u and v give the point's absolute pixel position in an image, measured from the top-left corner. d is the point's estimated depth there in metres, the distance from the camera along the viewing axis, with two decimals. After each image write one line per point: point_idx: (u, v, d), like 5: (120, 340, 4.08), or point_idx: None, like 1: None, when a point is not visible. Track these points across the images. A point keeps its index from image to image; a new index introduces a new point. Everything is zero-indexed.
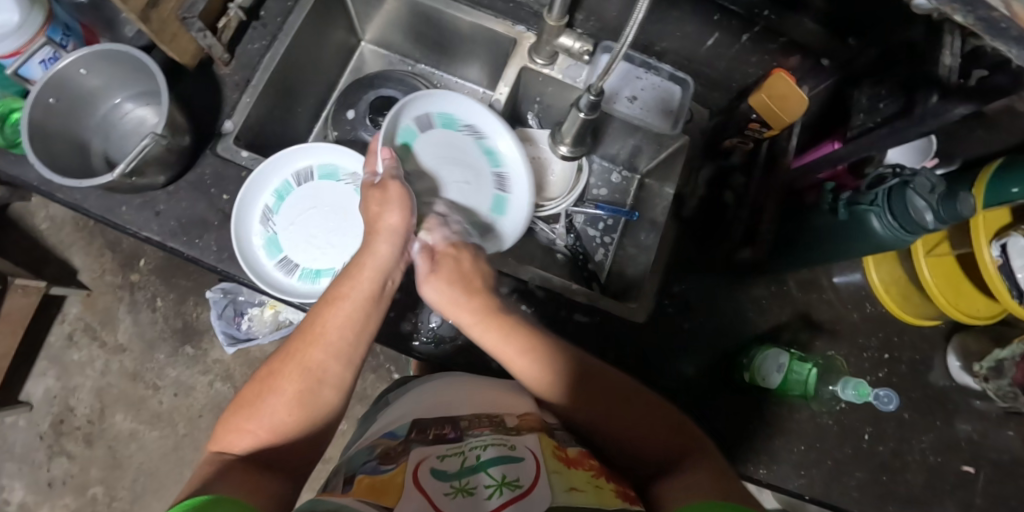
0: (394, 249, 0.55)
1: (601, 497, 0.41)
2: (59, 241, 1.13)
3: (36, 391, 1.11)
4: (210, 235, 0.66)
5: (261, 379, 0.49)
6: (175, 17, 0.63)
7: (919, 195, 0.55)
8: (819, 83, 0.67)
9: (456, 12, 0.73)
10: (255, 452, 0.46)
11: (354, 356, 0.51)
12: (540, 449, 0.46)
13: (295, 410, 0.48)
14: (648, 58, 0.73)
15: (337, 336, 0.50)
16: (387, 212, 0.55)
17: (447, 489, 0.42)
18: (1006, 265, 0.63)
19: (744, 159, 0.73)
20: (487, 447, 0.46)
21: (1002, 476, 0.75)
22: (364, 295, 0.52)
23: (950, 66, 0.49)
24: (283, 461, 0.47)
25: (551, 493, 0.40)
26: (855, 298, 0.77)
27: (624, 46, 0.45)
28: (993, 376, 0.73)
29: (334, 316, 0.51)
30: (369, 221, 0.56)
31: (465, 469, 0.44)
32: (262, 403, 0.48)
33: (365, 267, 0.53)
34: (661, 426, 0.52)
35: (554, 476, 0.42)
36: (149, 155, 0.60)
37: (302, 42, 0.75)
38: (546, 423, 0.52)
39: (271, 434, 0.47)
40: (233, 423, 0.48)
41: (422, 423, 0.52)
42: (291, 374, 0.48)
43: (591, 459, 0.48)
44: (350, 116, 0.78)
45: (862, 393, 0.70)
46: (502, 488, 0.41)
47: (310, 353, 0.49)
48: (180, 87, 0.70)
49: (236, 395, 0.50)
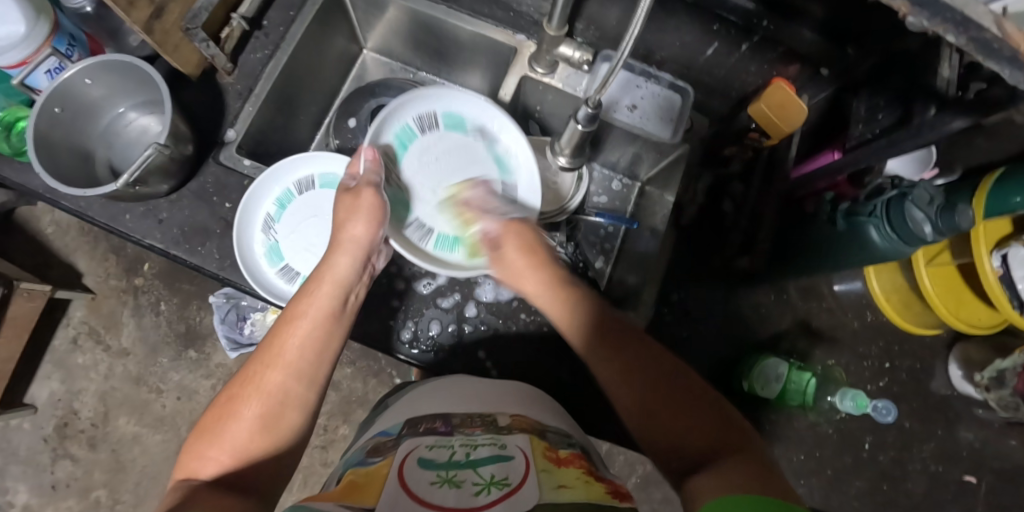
0: (353, 263, 0.58)
1: (590, 492, 0.41)
2: (65, 245, 1.14)
3: (41, 395, 1.12)
4: (212, 242, 0.67)
5: (223, 403, 0.49)
6: (178, 28, 0.63)
7: (916, 207, 0.55)
8: (818, 93, 0.67)
9: (456, 21, 0.74)
10: (220, 477, 0.45)
11: (314, 375, 0.51)
12: (530, 448, 0.46)
13: (260, 432, 0.48)
14: (648, 67, 0.72)
15: (296, 355, 0.51)
16: (353, 223, 0.59)
17: (433, 478, 0.42)
18: (1006, 275, 0.63)
19: (742, 168, 0.73)
20: (478, 447, 0.46)
21: (1004, 485, 0.74)
22: (323, 311, 0.54)
23: (949, 79, 0.48)
24: (250, 483, 0.46)
25: (538, 490, 0.40)
26: (856, 306, 0.77)
27: (622, 57, 0.45)
28: (994, 386, 0.72)
29: (294, 335, 0.52)
30: (335, 228, 0.59)
31: (454, 463, 0.44)
32: (224, 427, 0.47)
33: (323, 282, 0.56)
34: (700, 412, 0.46)
35: (542, 474, 0.42)
36: (152, 165, 0.61)
37: (304, 50, 0.75)
38: (539, 424, 0.52)
39: (236, 458, 0.46)
40: (196, 450, 0.47)
41: (413, 419, 0.53)
42: (251, 398, 0.48)
43: (582, 459, 0.48)
44: (351, 124, 0.78)
45: (860, 404, 0.70)
46: (490, 487, 0.41)
47: (268, 374, 0.50)
48: (184, 97, 0.71)
49: (197, 421, 0.49)
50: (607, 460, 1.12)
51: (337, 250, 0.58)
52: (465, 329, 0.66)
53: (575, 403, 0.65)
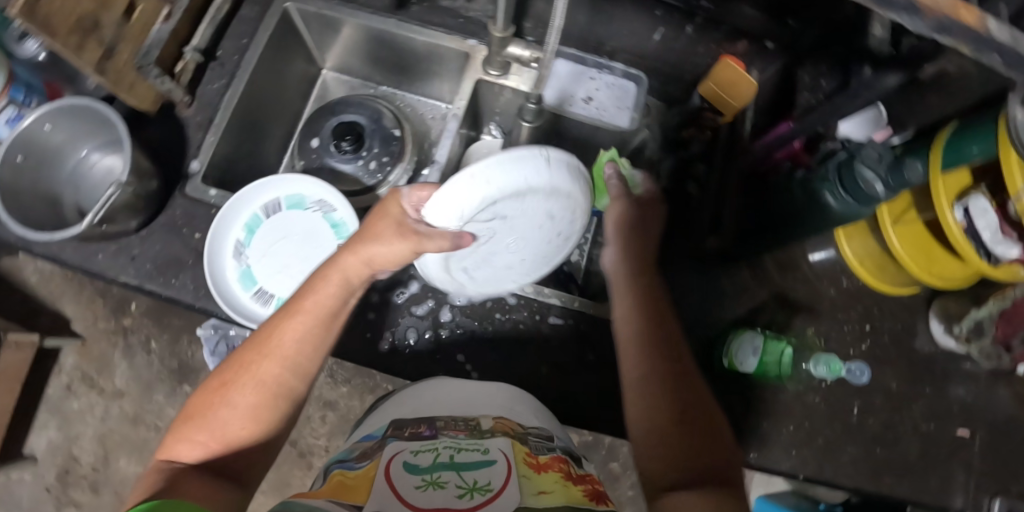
0: (364, 269, 0.54)
1: (569, 497, 0.42)
2: (49, 292, 1.15)
3: (40, 444, 1.12)
4: (186, 274, 0.68)
5: (208, 389, 0.50)
6: (130, 66, 0.65)
7: (866, 167, 0.53)
8: (766, 65, 0.70)
9: (408, 32, 0.75)
10: (205, 461, 0.47)
11: (309, 367, 0.52)
12: (511, 451, 0.47)
13: (248, 422, 0.49)
14: (600, 58, 0.74)
15: (294, 350, 0.51)
16: (380, 223, 0.54)
17: (416, 483, 0.43)
18: (970, 225, 0.64)
19: (703, 149, 0.73)
20: (461, 450, 0.47)
21: (997, 437, 0.75)
22: (322, 310, 0.52)
23: (879, 36, 0.53)
24: (233, 467, 0.48)
25: (520, 494, 0.41)
26: (831, 273, 0.78)
27: (553, 43, 0.50)
28: (974, 337, 0.74)
29: (291, 328, 0.51)
30: (364, 225, 0.55)
31: (438, 465, 0.45)
32: (212, 412, 0.48)
33: (328, 277, 0.53)
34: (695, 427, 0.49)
35: (524, 480, 0.43)
36: (117, 203, 0.62)
37: (261, 76, 0.76)
38: (521, 428, 0.53)
39: (222, 445, 0.48)
40: (183, 432, 0.48)
41: (398, 422, 0.53)
42: (241, 388, 0.49)
43: (562, 463, 0.48)
44: (315, 144, 0.78)
45: (834, 369, 0.70)
46: (472, 492, 0.42)
47: (263, 364, 0.50)
48: (145, 134, 0.72)
49: (187, 403, 0.51)
50: (611, 454, 1.13)
51: (360, 244, 0.54)
52: (443, 334, 0.66)
53: (558, 396, 0.65)
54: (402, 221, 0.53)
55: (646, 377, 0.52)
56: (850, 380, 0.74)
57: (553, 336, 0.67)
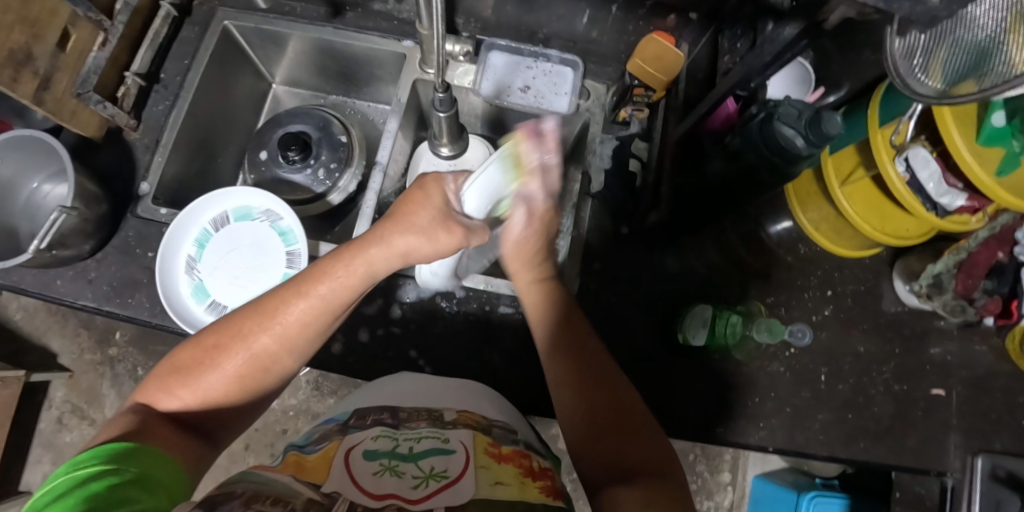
0: (392, 263, 0.51)
1: (525, 493, 0.41)
2: (34, 328, 1.17)
3: (36, 479, 1.14)
4: (142, 292, 0.69)
5: (205, 342, 0.47)
6: (70, 94, 0.66)
7: (785, 125, 0.55)
8: (695, 39, 0.71)
9: (345, 39, 0.76)
10: (183, 415, 0.45)
11: (306, 350, 0.49)
12: (472, 443, 0.45)
13: (233, 388, 0.47)
14: (535, 47, 0.73)
15: (296, 330, 0.48)
16: (419, 213, 0.51)
17: (374, 469, 0.41)
18: (914, 179, 0.62)
19: (643, 127, 0.73)
20: (421, 440, 0.45)
21: (972, 392, 0.73)
22: (335, 297, 0.49)
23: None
24: (206, 425, 0.46)
25: (474, 486, 0.40)
26: (788, 241, 0.77)
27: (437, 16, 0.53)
28: (935, 293, 0.72)
29: (297, 308, 0.48)
30: (399, 210, 0.52)
31: (397, 454, 0.43)
32: (200, 372, 0.46)
33: (357, 259, 0.49)
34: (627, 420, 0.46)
35: (480, 471, 0.42)
36: (63, 228, 0.63)
37: (207, 95, 0.77)
38: (485, 419, 0.51)
39: (201, 403, 0.46)
40: (166, 379, 0.46)
41: (363, 409, 0.51)
42: (237, 351, 0.46)
43: (524, 456, 0.46)
44: (264, 157, 0.79)
45: (775, 332, 0.69)
46: (428, 480, 0.41)
47: (262, 337, 0.47)
48: (96, 160, 0.73)
49: (175, 350, 0.47)
50: None
51: (395, 234, 0.50)
52: (395, 331, 0.67)
53: (512, 384, 0.65)
54: (444, 212, 0.52)
55: (572, 372, 0.50)
56: (792, 342, 0.72)
57: (505, 325, 0.67)
